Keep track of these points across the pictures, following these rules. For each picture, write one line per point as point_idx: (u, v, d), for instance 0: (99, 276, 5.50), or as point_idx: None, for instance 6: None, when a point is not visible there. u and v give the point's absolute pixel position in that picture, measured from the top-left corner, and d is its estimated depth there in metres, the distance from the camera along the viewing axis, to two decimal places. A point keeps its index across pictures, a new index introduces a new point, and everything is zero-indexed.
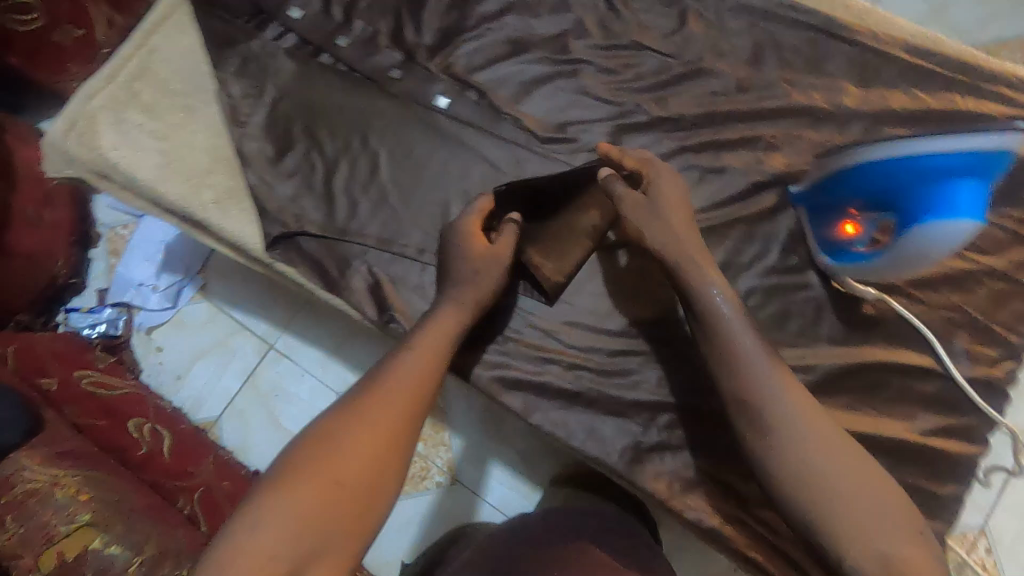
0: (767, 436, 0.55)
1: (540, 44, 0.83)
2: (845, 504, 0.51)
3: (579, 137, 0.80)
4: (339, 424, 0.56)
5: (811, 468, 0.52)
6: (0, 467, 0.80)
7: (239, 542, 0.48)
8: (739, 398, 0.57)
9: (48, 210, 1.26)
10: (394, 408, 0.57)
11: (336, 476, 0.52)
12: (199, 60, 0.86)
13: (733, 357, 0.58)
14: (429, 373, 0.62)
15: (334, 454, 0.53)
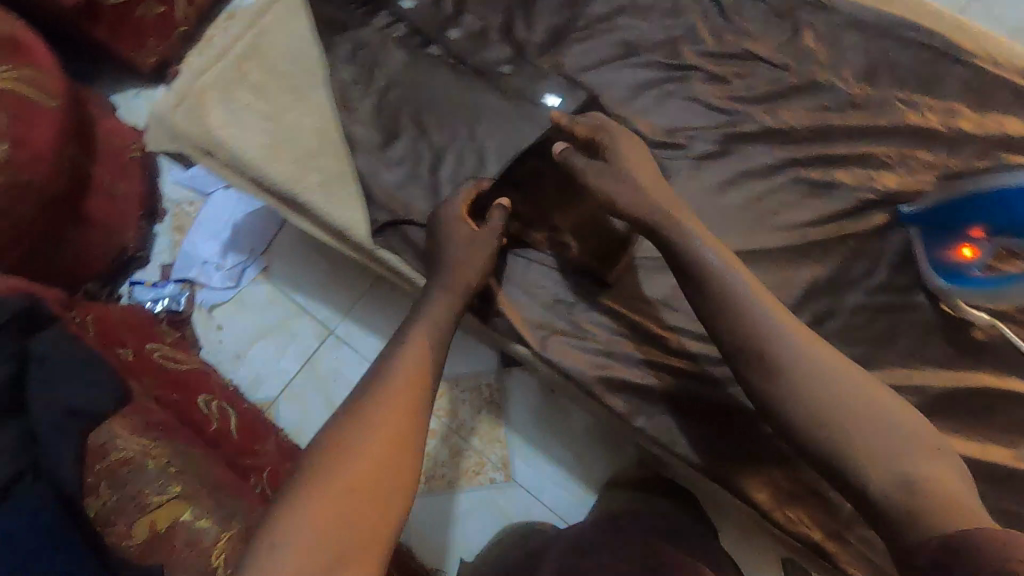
0: (773, 375, 0.56)
1: (653, 48, 0.83)
2: (859, 432, 0.51)
3: (689, 143, 0.80)
4: (345, 430, 0.61)
5: (818, 401, 0.53)
6: (96, 434, 0.81)
7: (273, 547, 0.53)
8: (740, 343, 0.58)
9: (122, 182, 1.28)
10: (396, 408, 0.63)
11: (354, 478, 0.57)
12: (307, 43, 0.86)
13: (730, 304, 0.60)
14: (422, 368, 0.67)
15: (348, 456, 0.59)
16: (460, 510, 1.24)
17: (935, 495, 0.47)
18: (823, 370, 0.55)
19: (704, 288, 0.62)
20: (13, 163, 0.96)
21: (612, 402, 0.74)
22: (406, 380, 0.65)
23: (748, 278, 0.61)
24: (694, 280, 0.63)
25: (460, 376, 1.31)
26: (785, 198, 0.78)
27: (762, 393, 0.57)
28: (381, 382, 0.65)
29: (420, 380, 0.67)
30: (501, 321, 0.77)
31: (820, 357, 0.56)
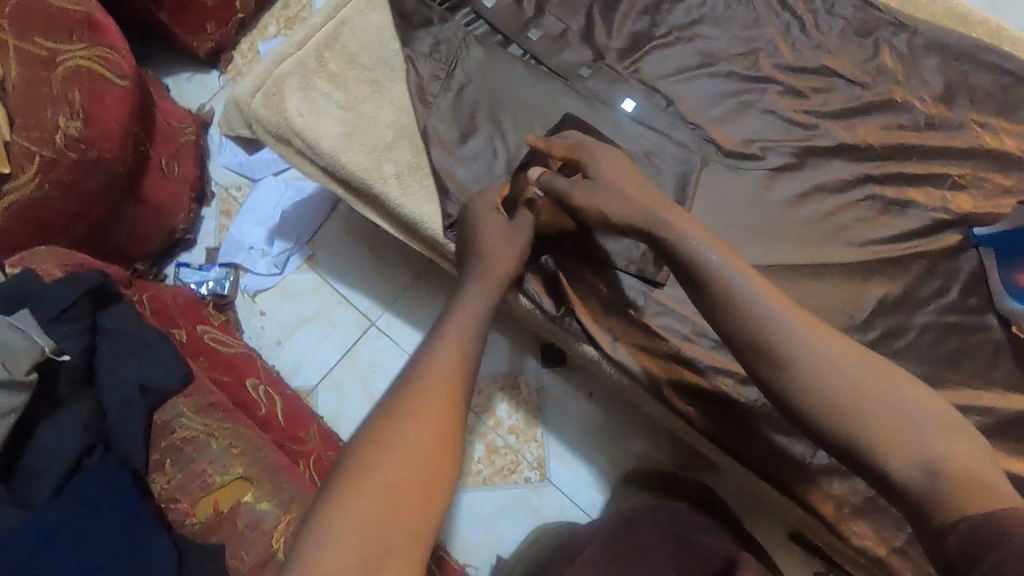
0: (785, 374, 0.58)
1: (730, 59, 0.84)
2: (874, 422, 0.54)
3: (765, 155, 0.80)
4: (387, 427, 0.59)
5: (831, 395, 0.55)
6: (161, 411, 0.81)
7: (319, 550, 0.52)
8: (750, 343, 0.60)
9: (176, 164, 1.27)
10: (437, 404, 0.61)
11: (397, 479, 0.56)
12: (388, 37, 0.87)
13: (736, 305, 0.61)
14: (462, 361, 0.65)
15: (391, 455, 0.57)
16: (493, 508, 1.23)
17: (954, 476, 0.50)
18: (830, 362, 0.57)
19: (710, 289, 0.63)
20: (84, 139, 0.97)
21: (681, 408, 0.74)
22: (444, 375, 0.63)
23: (748, 274, 0.63)
24: (698, 283, 0.64)
25: (502, 373, 1.28)
26: (859, 213, 0.79)
27: (776, 391, 0.59)
28: (422, 377, 0.63)
29: (459, 373, 0.65)
30: (572, 322, 0.77)
31: (825, 348, 0.57)
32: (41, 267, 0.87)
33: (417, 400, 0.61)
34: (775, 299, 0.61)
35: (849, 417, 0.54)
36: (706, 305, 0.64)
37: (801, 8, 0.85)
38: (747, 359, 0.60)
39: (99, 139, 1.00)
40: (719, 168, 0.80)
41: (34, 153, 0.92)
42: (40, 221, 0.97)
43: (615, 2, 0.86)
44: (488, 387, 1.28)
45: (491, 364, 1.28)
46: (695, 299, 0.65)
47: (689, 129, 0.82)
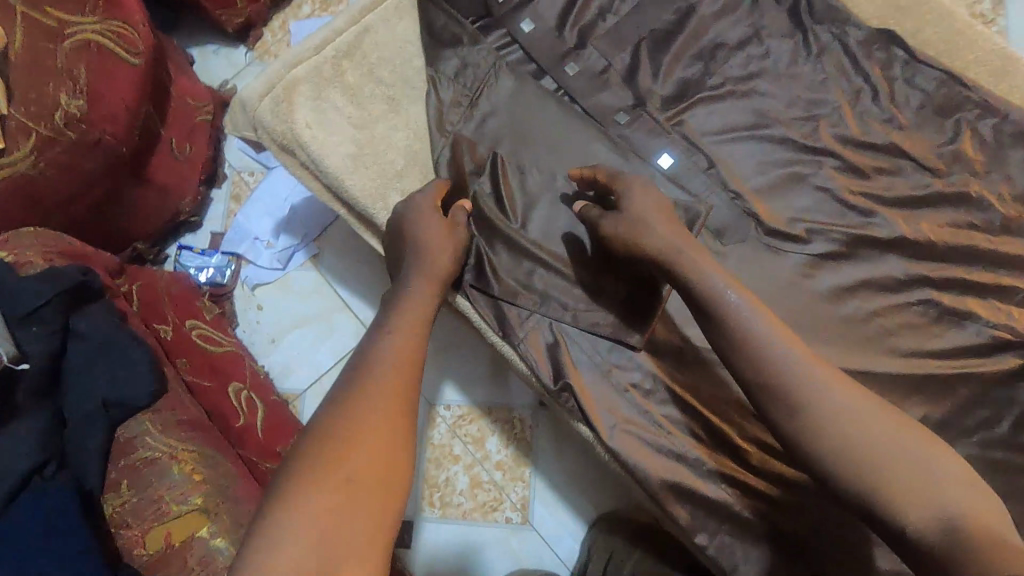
0: (794, 415, 0.54)
1: (787, 123, 0.74)
2: (886, 469, 0.50)
3: (810, 239, 0.71)
4: (335, 417, 0.53)
5: (843, 440, 0.51)
6: (126, 426, 0.77)
7: (270, 543, 0.46)
8: (759, 380, 0.56)
9: (189, 144, 1.22)
10: (388, 392, 0.56)
11: (351, 466, 0.50)
12: (413, 52, 0.80)
13: (746, 338, 0.57)
14: (413, 351, 0.61)
15: (342, 443, 0.51)
16: (471, 544, 1.14)
17: (974, 532, 0.46)
18: (841, 404, 0.53)
19: (719, 319, 0.60)
20: (85, 120, 0.92)
21: (675, 511, 0.67)
22: (393, 363, 0.58)
23: (759, 308, 0.59)
24: (707, 312, 0.60)
25: (494, 404, 1.19)
26: (906, 319, 0.70)
27: (784, 433, 0.54)
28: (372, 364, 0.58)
29: (410, 362, 0.60)
30: (569, 399, 0.69)
31: (836, 391, 0.54)
32: (23, 255, 0.82)
33: (364, 388, 0.56)
34: (787, 336, 0.57)
35: (861, 464, 0.50)
36: (715, 336, 0.60)
37: (877, 74, 0.75)
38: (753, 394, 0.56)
39: (103, 120, 0.95)
40: (758, 245, 0.72)
41: (31, 130, 0.87)
42: (33, 199, 0.92)
43: (667, 43, 0.77)
44: (479, 417, 1.19)
45: (486, 395, 1.20)
46: (703, 328, 0.62)
47: (731, 198, 0.73)
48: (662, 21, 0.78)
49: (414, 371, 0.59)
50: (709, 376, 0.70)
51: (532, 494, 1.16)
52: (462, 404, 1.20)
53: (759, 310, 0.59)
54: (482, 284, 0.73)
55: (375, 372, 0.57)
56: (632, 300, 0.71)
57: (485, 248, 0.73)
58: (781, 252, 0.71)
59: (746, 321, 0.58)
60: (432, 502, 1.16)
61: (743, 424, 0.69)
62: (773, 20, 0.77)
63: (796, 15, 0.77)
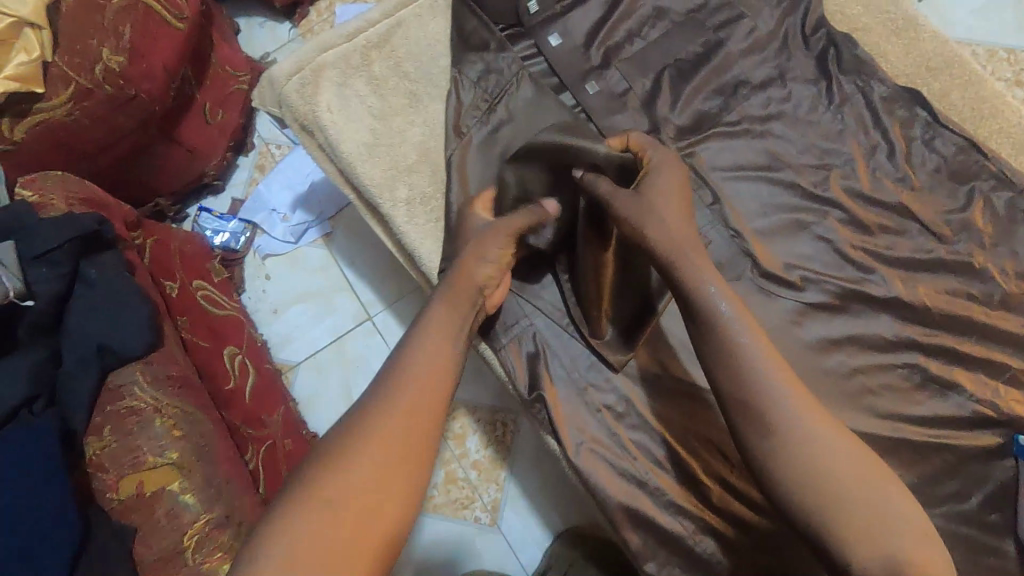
0: (766, 439, 0.53)
1: (799, 169, 0.74)
2: (845, 505, 0.50)
3: (804, 287, 0.71)
4: (340, 456, 0.52)
5: (810, 472, 0.51)
6: (118, 373, 0.80)
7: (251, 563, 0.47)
8: (738, 398, 0.55)
9: (221, 111, 1.25)
10: (401, 440, 0.54)
11: (342, 517, 0.49)
12: (440, 52, 0.82)
13: (733, 354, 0.56)
14: (440, 396, 0.58)
15: (340, 489, 0.50)
16: (459, 543, 1.14)
17: None
18: (816, 436, 0.52)
19: (710, 328, 0.58)
20: (124, 76, 0.95)
21: (629, 537, 0.67)
22: (412, 409, 0.56)
23: (751, 325, 0.58)
24: (698, 318, 0.58)
25: (480, 405, 1.21)
26: (889, 380, 0.69)
27: (752, 455, 0.54)
28: (393, 402, 0.56)
29: (435, 410, 0.57)
30: (541, 409, 0.70)
31: (812, 421, 0.53)
32: (46, 196, 0.87)
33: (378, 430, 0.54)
34: (773, 358, 0.56)
35: (822, 498, 0.50)
36: (702, 345, 0.58)
37: (896, 132, 0.75)
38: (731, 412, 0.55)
39: (141, 78, 0.98)
40: (752, 287, 0.71)
41: (71, 78, 0.90)
42: (65, 145, 0.96)
43: (691, 74, 0.78)
44: (463, 414, 1.20)
45: (473, 393, 1.21)
46: (691, 334, 0.60)
47: (730, 235, 0.73)
48: (688, 52, 0.79)
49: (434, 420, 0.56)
50: (685, 409, 0.71)
51: (504, 498, 1.17)
52: None
53: (751, 324, 0.58)
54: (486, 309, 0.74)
55: (394, 413, 0.55)
56: (632, 303, 0.70)
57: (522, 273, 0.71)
58: (774, 296, 0.71)
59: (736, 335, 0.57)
60: None
61: (710, 461, 0.68)
62: (800, 65, 0.78)
63: (823, 63, 0.77)
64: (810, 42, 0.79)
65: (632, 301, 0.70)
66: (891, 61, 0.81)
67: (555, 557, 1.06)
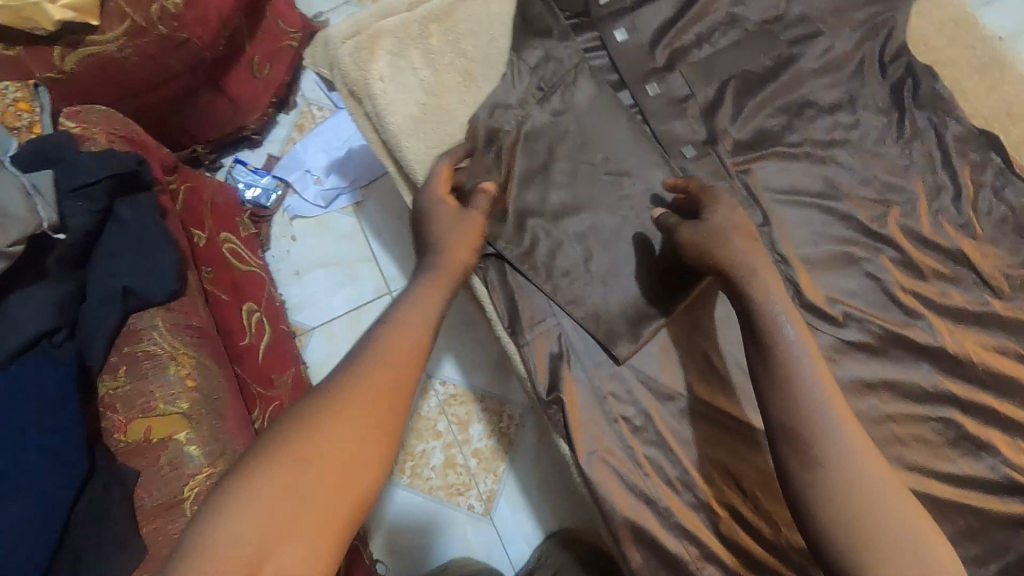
0: (803, 440, 0.53)
1: (857, 201, 0.71)
2: (876, 538, 0.48)
3: (845, 324, 0.69)
4: (293, 433, 0.47)
5: (841, 481, 0.51)
6: (140, 316, 0.80)
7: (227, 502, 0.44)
8: (782, 399, 0.56)
9: (269, 65, 1.24)
10: (366, 422, 0.49)
11: (292, 499, 0.44)
12: (501, 33, 0.80)
13: (789, 376, 0.56)
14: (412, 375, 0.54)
15: (290, 467, 0.45)
16: (428, 521, 1.14)
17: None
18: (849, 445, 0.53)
19: (770, 349, 0.58)
20: (178, 19, 0.93)
21: (630, 554, 0.66)
22: (379, 389, 0.51)
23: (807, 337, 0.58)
24: (759, 337, 0.59)
25: (488, 393, 1.20)
26: (921, 432, 0.67)
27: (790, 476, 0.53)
28: (356, 382, 0.51)
29: (406, 392, 0.52)
30: (557, 412, 0.69)
31: (860, 453, 0.52)
32: (88, 130, 0.86)
33: (342, 406, 0.49)
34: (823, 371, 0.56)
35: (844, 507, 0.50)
36: (758, 366, 0.58)
37: (965, 176, 0.71)
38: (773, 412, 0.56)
39: (195, 22, 0.96)
40: None
41: (127, 15, 0.89)
42: (113, 80, 0.95)
43: (758, 88, 0.75)
44: (472, 401, 1.20)
45: (484, 381, 1.20)
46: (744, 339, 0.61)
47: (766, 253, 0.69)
48: (758, 65, 0.75)
49: (402, 402, 0.52)
50: (703, 435, 0.69)
51: (500, 490, 1.16)
52: (458, 384, 1.20)
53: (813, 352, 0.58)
54: (506, 298, 0.72)
55: (357, 392, 0.50)
56: (662, 282, 0.71)
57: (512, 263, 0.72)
58: (814, 328, 0.68)
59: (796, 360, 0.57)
60: (404, 470, 1.16)
61: (720, 485, 0.67)
62: (873, 93, 0.74)
63: (898, 94, 0.74)
64: (887, 70, 0.75)
65: (666, 286, 0.71)
66: (970, 101, 0.77)
67: (546, 556, 1.05)
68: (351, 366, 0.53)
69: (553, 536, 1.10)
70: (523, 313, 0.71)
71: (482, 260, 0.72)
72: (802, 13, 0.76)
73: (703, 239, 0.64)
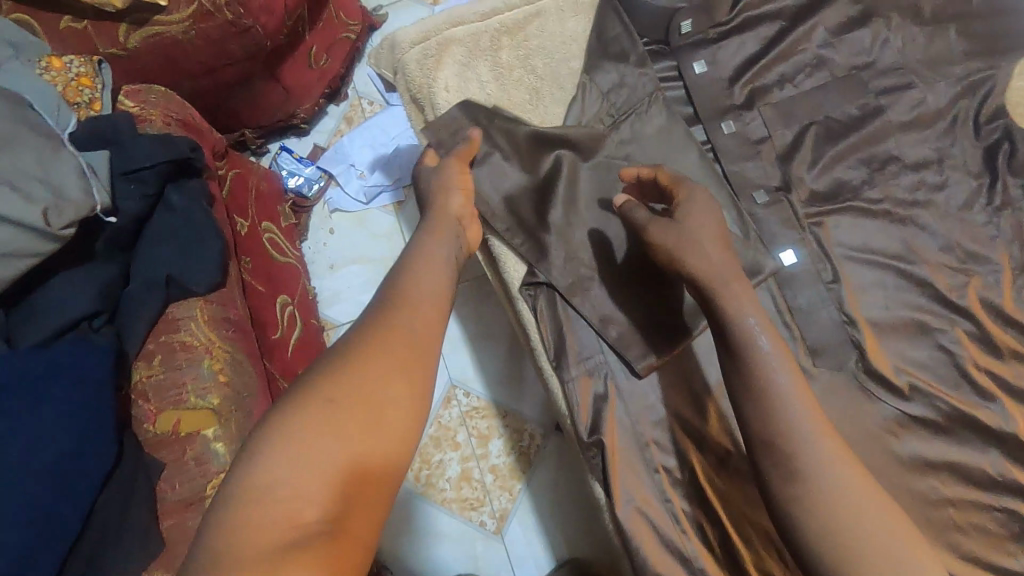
0: (786, 455, 0.52)
1: (936, 268, 0.67)
2: (857, 548, 0.49)
3: (910, 397, 0.65)
4: (320, 381, 0.47)
5: (821, 489, 0.51)
6: (179, 306, 0.79)
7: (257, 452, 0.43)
8: (757, 414, 0.55)
9: (325, 56, 1.23)
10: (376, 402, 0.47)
11: (322, 449, 0.43)
12: (574, 53, 0.77)
13: (766, 392, 0.55)
14: (424, 320, 0.53)
15: (320, 410, 0.45)
16: (436, 530, 1.12)
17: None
18: (825, 454, 0.52)
19: (743, 361, 0.56)
20: (245, 6, 0.92)
21: None
22: (390, 334, 0.51)
23: (778, 341, 0.57)
24: (733, 350, 0.57)
25: (511, 408, 1.18)
26: (982, 522, 0.63)
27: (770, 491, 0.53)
28: (367, 354, 0.49)
29: (427, 344, 0.52)
30: (596, 457, 0.66)
31: (838, 464, 0.52)
32: (146, 110, 0.86)
33: (362, 356, 0.49)
34: (795, 375, 0.55)
35: (827, 514, 0.50)
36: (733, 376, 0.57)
37: None
38: (752, 425, 0.55)
39: (260, 10, 0.95)
40: (855, 386, 0.65)
41: None
42: (173, 61, 0.94)
43: (841, 137, 0.71)
44: (493, 415, 1.18)
45: (507, 396, 1.18)
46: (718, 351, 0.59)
47: (772, 288, 0.68)
48: (844, 113, 0.71)
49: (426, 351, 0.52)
50: (746, 498, 0.65)
51: (513, 509, 1.13)
52: (481, 396, 1.19)
53: (781, 356, 0.57)
54: (554, 334, 0.69)
55: (383, 346, 0.49)
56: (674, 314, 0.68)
57: (560, 296, 0.70)
58: (875, 397, 0.65)
59: (768, 370, 0.56)
60: (419, 477, 1.14)
61: (763, 555, 0.64)
62: (963, 155, 0.70)
63: (991, 158, 0.69)
64: (981, 131, 0.70)
65: (649, 310, 0.68)
66: None
67: None
68: (370, 329, 0.51)
69: (563, 564, 1.08)
70: (570, 348, 0.69)
71: (533, 287, 0.71)
72: (894, 61, 0.72)
73: (695, 269, 0.60)
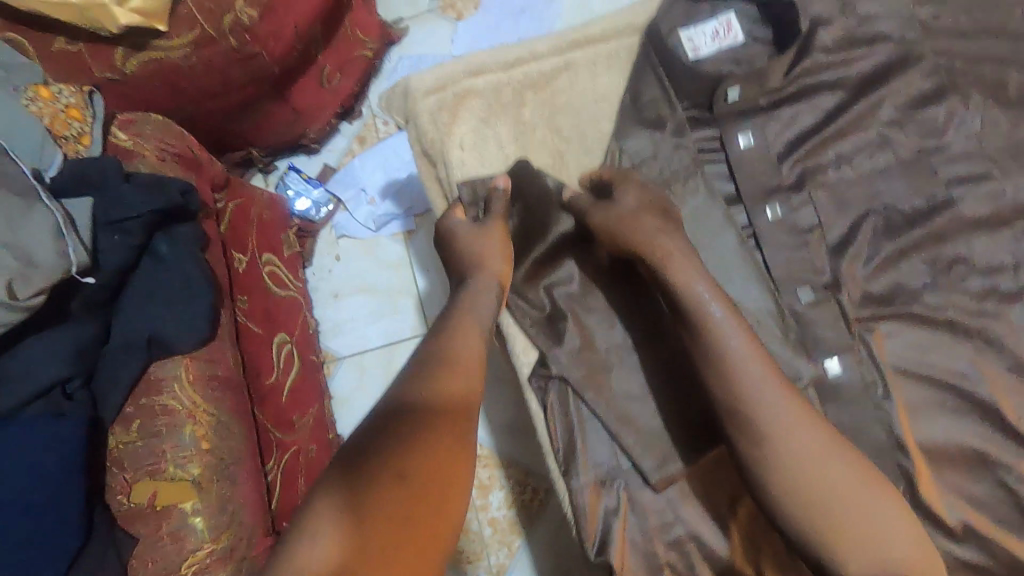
0: (760, 446, 0.52)
1: (1007, 391, 0.58)
2: (846, 536, 0.49)
3: (962, 539, 0.56)
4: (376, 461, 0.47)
5: (799, 478, 0.51)
6: (163, 365, 0.73)
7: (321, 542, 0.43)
8: (727, 405, 0.54)
9: (340, 76, 1.17)
10: (411, 482, 0.46)
11: (391, 530, 0.43)
12: (605, 113, 0.72)
13: (735, 380, 0.54)
14: (461, 383, 0.54)
15: (383, 488, 0.45)
16: None
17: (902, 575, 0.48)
18: (801, 444, 0.52)
19: (711, 353, 0.55)
20: (252, 33, 0.85)
21: None
22: (437, 408, 0.51)
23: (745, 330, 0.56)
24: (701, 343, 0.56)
25: (515, 459, 1.11)
26: None
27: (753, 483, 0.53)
28: (401, 446, 0.48)
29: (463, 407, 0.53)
30: None
31: (818, 453, 0.51)
32: (139, 145, 0.80)
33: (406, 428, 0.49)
34: (764, 365, 0.54)
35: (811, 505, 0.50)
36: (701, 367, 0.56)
37: None
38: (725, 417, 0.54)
39: (268, 37, 0.89)
40: None
41: (197, 23, 0.81)
42: (173, 87, 0.88)
43: (901, 230, 0.63)
44: (495, 466, 1.11)
45: (511, 447, 1.11)
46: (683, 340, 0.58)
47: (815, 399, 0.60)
48: (907, 203, 0.63)
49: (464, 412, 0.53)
50: None
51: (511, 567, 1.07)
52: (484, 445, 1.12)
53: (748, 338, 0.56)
54: (566, 433, 0.63)
55: (426, 416, 0.50)
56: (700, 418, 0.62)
57: (573, 390, 0.64)
58: None
59: (736, 358, 0.55)
60: None
61: None
62: None
63: None
64: None
65: (670, 406, 0.62)
66: None
67: None
68: (407, 400, 0.52)
69: None
70: (581, 449, 0.62)
71: (544, 378, 0.64)
72: (970, 146, 0.63)
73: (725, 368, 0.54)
